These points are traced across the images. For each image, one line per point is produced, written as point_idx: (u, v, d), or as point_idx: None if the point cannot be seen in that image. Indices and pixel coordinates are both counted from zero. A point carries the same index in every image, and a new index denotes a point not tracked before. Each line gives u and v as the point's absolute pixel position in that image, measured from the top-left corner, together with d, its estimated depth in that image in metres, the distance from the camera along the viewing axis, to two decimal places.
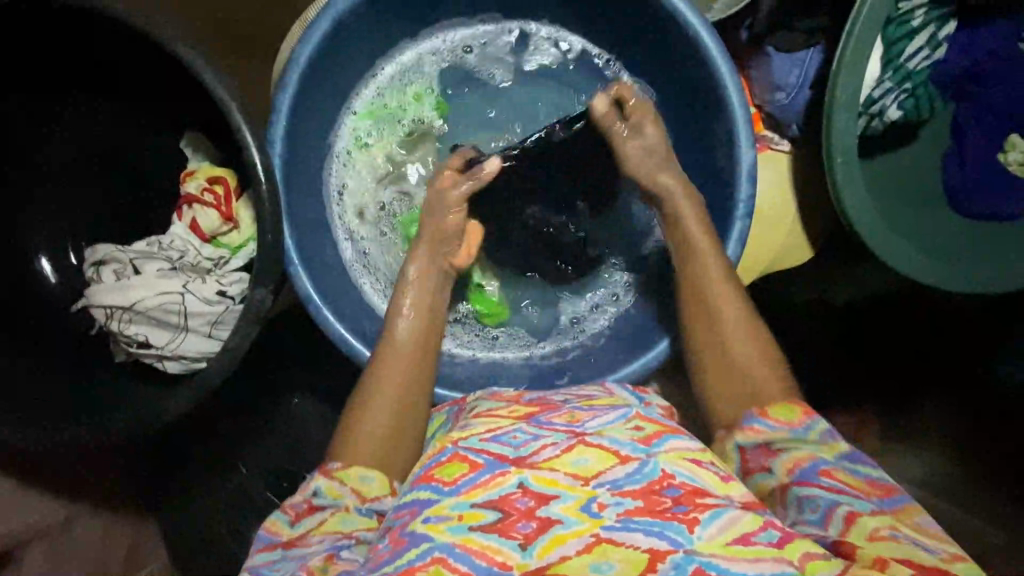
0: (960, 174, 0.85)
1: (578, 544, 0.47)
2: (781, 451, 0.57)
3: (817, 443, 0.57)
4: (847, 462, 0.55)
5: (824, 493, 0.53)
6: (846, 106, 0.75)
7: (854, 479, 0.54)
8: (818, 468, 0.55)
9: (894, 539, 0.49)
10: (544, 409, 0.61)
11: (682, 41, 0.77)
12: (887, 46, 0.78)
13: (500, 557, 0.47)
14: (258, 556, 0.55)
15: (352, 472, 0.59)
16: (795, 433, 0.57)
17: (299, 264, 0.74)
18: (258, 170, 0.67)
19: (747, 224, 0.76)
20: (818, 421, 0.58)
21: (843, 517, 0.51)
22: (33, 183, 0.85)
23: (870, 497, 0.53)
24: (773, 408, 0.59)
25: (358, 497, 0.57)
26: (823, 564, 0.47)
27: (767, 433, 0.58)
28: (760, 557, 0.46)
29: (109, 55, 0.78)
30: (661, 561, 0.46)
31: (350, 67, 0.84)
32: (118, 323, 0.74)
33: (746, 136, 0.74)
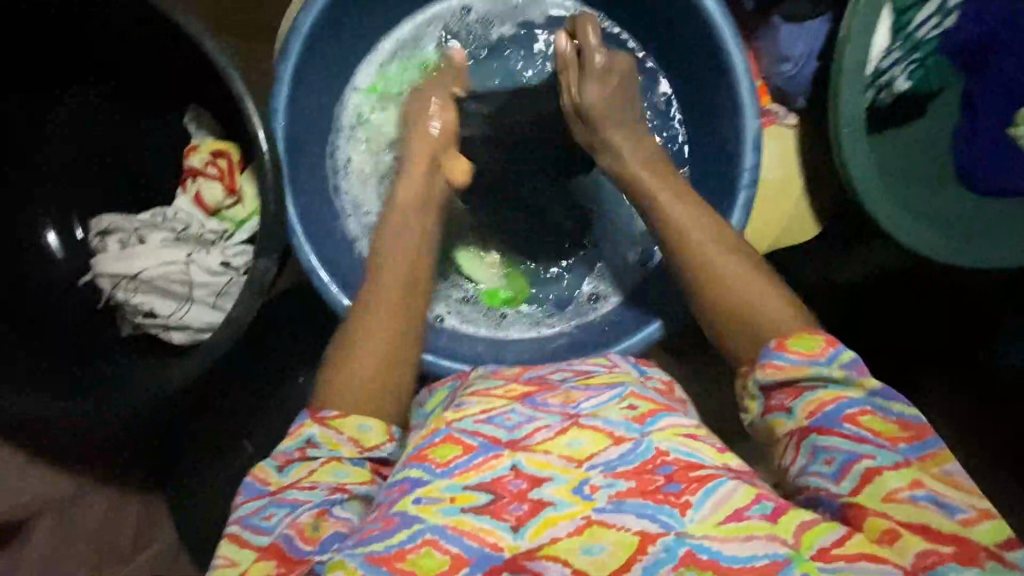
0: (970, 151, 0.83)
1: (569, 526, 0.46)
2: (807, 389, 0.53)
3: (845, 380, 0.52)
4: (878, 400, 0.51)
5: (844, 442, 0.50)
6: (854, 75, 0.74)
7: (880, 418, 0.51)
8: (842, 412, 0.51)
9: (914, 502, 0.46)
10: (540, 390, 0.61)
11: (687, 11, 0.76)
12: (897, 15, 0.77)
13: (490, 538, 0.46)
14: (245, 506, 0.53)
15: (347, 422, 0.56)
16: (818, 368, 0.53)
17: (301, 235, 0.74)
18: (259, 139, 0.66)
19: (752, 193, 0.74)
20: (845, 348, 0.53)
21: (863, 473, 0.48)
22: (38, 169, 0.86)
23: (895, 443, 0.49)
24: (794, 340, 0.55)
25: (357, 447, 0.55)
26: (821, 530, 0.45)
27: (792, 370, 0.53)
28: (751, 533, 0.44)
29: (109, 56, 0.81)
30: (651, 544, 0.45)
31: (351, 39, 0.84)
32: (123, 293, 0.75)
33: (751, 106, 0.74)
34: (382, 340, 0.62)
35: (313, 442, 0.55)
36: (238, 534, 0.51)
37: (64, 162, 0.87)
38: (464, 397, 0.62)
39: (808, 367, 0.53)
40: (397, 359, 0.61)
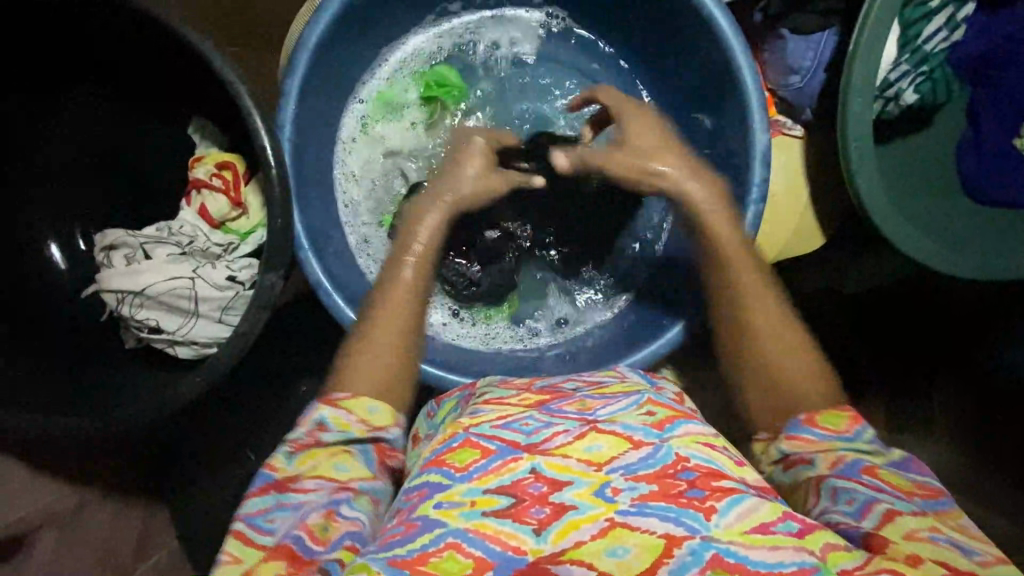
0: (977, 160, 0.83)
1: (592, 528, 0.46)
2: (830, 451, 0.55)
3: (868, 451, 0.55)
4: (898, 468, 0.53)
5: (864, 489, 0.51)
6: (862, 89, 0.74)
7: (899, 480, 0.52)
8: (862, 467, 0.53)
9: (933, 541, 0.45)
10: (555, 397, 0.61)
11: (695, 25, 0.76)
12: (904, 27, 0.76)
13: (513, 542, 0.46)
14: (251, 502, 0.52)
15: (358, 403, 0.58)
16: (845, 441, 0.55)
17: (307, 248, 0.73)
18: (266, 154, 0.66)
19: (761, 209, 0.74)
20: (867, 427, 0.56)
21: (883, 513, 0.48)
22: (41, 179, 0.85)
23: (914, 499, 0.50)
24: (823, 416, 0.57)
25: (365, 427, 0.57)
26: (845, 555, 0.44)
27: (820, 444, 0.56)
28: (779, 545, 0.44)
29: (108, 55, 0.80)
30: (677, 548, 0.44)
31: (360, 49, 0.83)
32: (129, 308, 0.74)
33: (760, 120, 0.73)
34: (386, 339, 0.63)
35: (322, 425, 0.56)
36: (242, 531, 0.50)
37: (66, 169, 0.86)
38: (477, 403, 0.62)
39: (835, 439, 0.55)
40: (404, 367, 0.63)
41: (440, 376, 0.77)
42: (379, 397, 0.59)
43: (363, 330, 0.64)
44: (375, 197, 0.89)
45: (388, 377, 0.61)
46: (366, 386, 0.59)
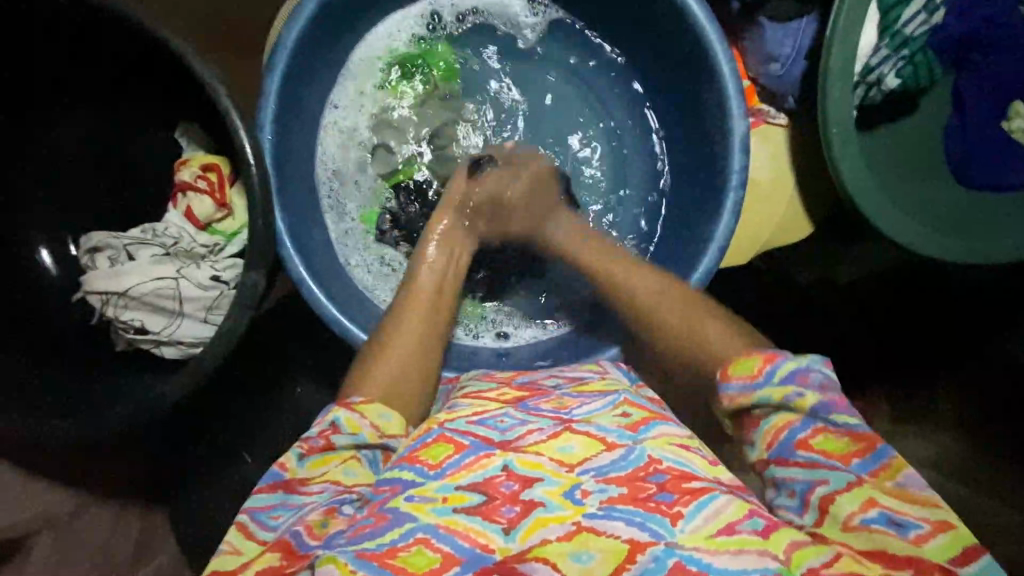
0: (962, 144, 0.83)
1: (559, 530, 0.45)
2: (762, 418, 0.55)
3: (786, 401, 0.53)
4: (826, 417, 0.52)
5: (800, 472, 0.51)
6: (841, 76, 0.73)
7: (833, 438, 0.51)
8: (795, 438, 0.52)
9: (868, 527, 0.46)
10: (534, 395, 0.61)
11: (673, 16, 0.76)
12: (883, 11, 0.76)
13: (482, 540, 0.45)
14: (258, 496, 0.53)
15: (369, 408, 0.58)
16: (760, 395, 0.54)
17: (291, 247, 0.73)
18: (246, 154, 0.67)
19: (740, 196, 0.74)
20: (780, 363, 0.55)
21: (819, 501, 0.49)
22: (32, 184, 0.86)
23: (847, 463, 0.50)
24: (735, 367, 0.57)
25: (377, 432, 0.57)
26: (810, 552, 0.45)
27: (740, 400, 0.55)
28: (743, 548, 0.44)
29: (106, 58, 0.80)
30: (641, 553, 0.44)
31: (339, 46, 0.83)
32: (113, 309, 0.75)
33: (738, 109, 0.73)
34: (409, 338, 0.67)
35: (336, 426, 0.56)
36: (246, 523, 0.51)
37: (58, 175, 0.87)
38: (457, 398, 0.62)
39: (752, 395, 0.54)
40: (427, 354, 0.67)
41: None
42: (390, 404, 0.60)
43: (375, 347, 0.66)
44: (353, 187, 0.89)
45: (410, 375, 0.64)
46: (375, 391, 0.61)
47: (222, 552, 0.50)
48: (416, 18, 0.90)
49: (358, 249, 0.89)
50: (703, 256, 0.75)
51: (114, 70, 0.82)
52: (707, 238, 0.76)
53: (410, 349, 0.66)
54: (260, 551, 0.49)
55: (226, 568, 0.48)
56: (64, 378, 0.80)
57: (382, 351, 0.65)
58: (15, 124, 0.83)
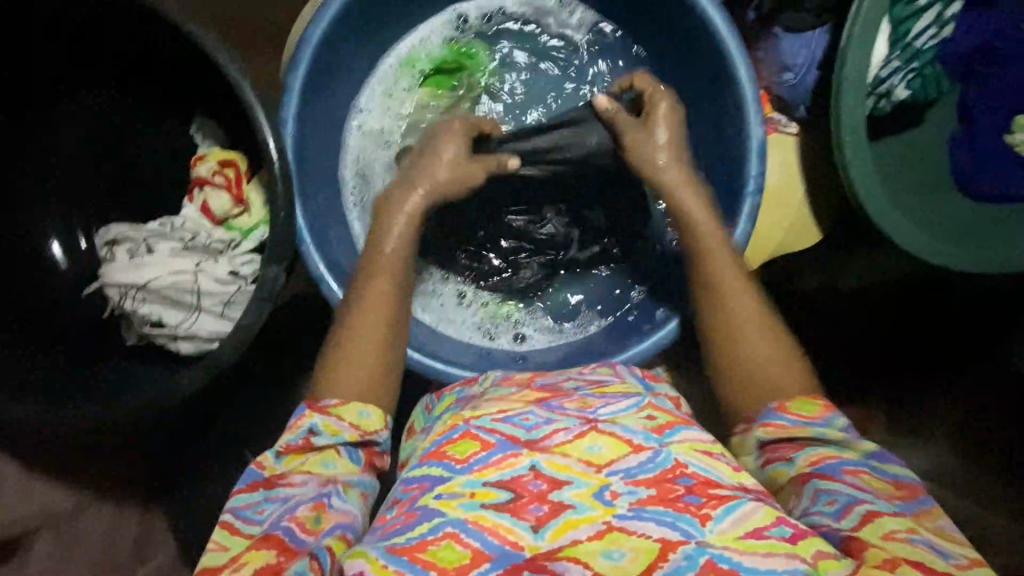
0: (970, 157, 0.85)
1: (589, 529, 0.46)
2: (808, 446, 0.57)
3: (840, 441, 0.57)
4: (874, 461, 0.55)
5: (845, 488, 0.52)
6: (855, 85, 0.75)
7: (878, 479, 0.54)
8: (843, 465, 0.54)
9: (913, 543, 0.47)
10: (555, 395, 0.61)
11: (694, 23, 0.77)
12: (893, 25, 0.78)
13: (511, 536, 0.46)
14: (238, 496, 0.54)
15: (347, 408, 0.58)
16: (816, 429, 0.58)
17: (310, 242, 0.74)
18: (270, 148, 0.67)
19: (757, 201, 0.75)
20: (841, 417, 0.59)
21: (864, 513, 0.50)
22: (30, 184, 0.85)
23: (893, 499, 0.52)
24: (795, 403, 0.60)
25: (357, 431, 0.58)
26: (835, 563, 0.45)
27: (793, 429, 0.58)
28: (774, 552, 0.45)
29: (128, 52, 0.80)
30: (672, 551, 0.45)
31: (364, 42, 0.84)
32: (130, 303, 0.75)
33: (756, 115, 0.75)
34: (369, 330, 0.63)
35: (313, 432, 0.57)
36: (230, 521, 0.52)
37: (60, 172, 0.86)
38: (477, 400, 0.62)
39: (808, 426, 0.57)
40: (391, 317, 0.65)
41: (443, 369, 0.78)
42: (370, 402, 0.60)
43: (337, 342, 0.63)
44: (361, 182, 0.88)
45: (371, 367, 0.61)
46: (352, 394, 0.60)
47: (210, 549, 0.50)
48: (442, 21, 0.91)
49: None
50: None
51: (114, 71, 0.84)
52: None
53: (372, 321, 0.64)
54: (246, 546, 0.50)
55: (213, 564, 0.49)
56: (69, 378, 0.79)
57: (343, 356, 0.62)
58: (14, 124, 0.82)
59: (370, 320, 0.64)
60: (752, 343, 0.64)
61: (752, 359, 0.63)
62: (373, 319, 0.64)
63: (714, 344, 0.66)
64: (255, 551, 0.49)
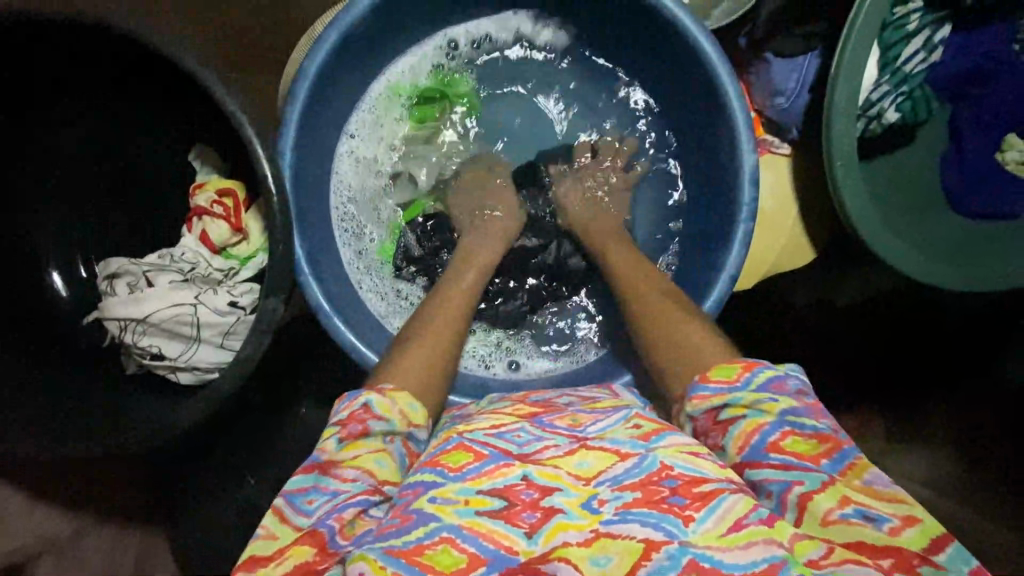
0: (959, 176, 0.86)
1: (579, 535, 0.47)
2: (731, 423, 0.56)
3: (756, 404, 0.55)
4: (794, 419, 0.54)
5: (774, 473, 0.52)
6: (845, 111, 0.76)
7: (801, 439, 0.52)
8: (765, 441, 0.53)
9: (846, 520, 0.48)
10: (546, 411, 0.62)
11: (684, 50, 0.78)
12: (884, 50, 0.80)
13: (505, 541, 0.47)
14: (292, 480, 0.53)
15: (400, 395, 0.59)
16: (734, 395, 0.56)
17: (310, 275, 0.74)
18: (267, 181, 0.67)
19: (751, 227, 0.76)
20: (759, 372, 0.56)
21: (797, 500, 0.50)
22: (30, 183, 0.85)
23: (815, 462, 0.51)
24: (714, 372, 0.59)
25: (404, 420, 0.58)
26: (809, 544, 0.47)
27: (714, 399, 0.57)
28: (752, 541, 0.46)
29: (128, 85, 0.81)
30: (656, 551, 0.46)
31: (357, 72, 0.84)
32: (131, 336, 0.75)
33: (747, 140, 0.75)
34: (431, 349, 0.67)
35: (368, 408, 0.57)
36: (281, 507, 0.51)
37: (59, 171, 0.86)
38: (473, 415, 0.63)
39: (725, 394, 0.56)
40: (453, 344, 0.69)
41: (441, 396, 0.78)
42: (418, 396, 0.61)
43: (401, 350, 0.67)
44: (355, 209, 0.90)
45: (429, 378, 0.64)
46: (409, 384, 0.62)
47: (259, 536, 0.50)
48: (432, 48, 0.91)
49: (370, 271, 0.90)
50: (714, 283, 0.77)
51: (114, 70, 0.78)
52: (719, 265, 0.78)
53: (436, 341, 0.68)
54: (293, 538, 0.49)
55: (265, 553, 0.49)
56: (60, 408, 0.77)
57: (407, 356, 0.65)
58: (14, 124, 0.80)
59: (432, 339, 0.68)
60: (689, 330, 0.66)
61: (685, 344, 0.65)
62: (436, 338, 0.68)
63: (654, 335, 0.69)
64: (298, 548, 0.48)
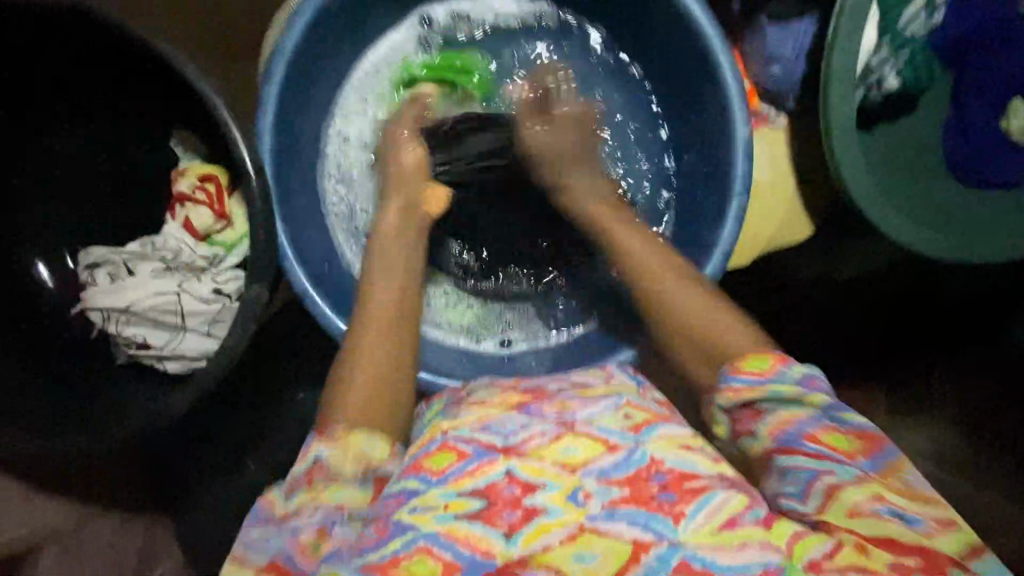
0: (963, 147, 0.83)
1: (560, 533, 0.47)
2: (767, 411, 0.54)
3: (796, 396, 0.54)
4: (833, 414, 0.53)
5: (808, 462, 0.50)
6: (844, 78, 0.73)
7: (839, 435, 0.52)
8: (802, 431, 0.52)
9: (877, 515, 0.46)
10: (535, 399, 0.58)
11: (674, 20, 0.76)
12: (882, 13, 0.77)
13: (483, 545, 0.46)
14: (247, 529, 0.50)
15: (354, 438, 0.54)
16: (771, 390, 0.54)
17: (293, 257, 0.73)
18: (247, 165, 0.66)
19: (745, 201, 0.74)
20: (793, 365, 0.56)
21: (826, 490, 0.49)
22: (30, 184, 0.84)
23: (854, 458, 0.50)
24: (748, 362, 0.57)
25: (364, 466, 0.53)
26: (814, 541, 0.46)
27: (747, 393, 0.55)
28: (748, 540, 0.45)
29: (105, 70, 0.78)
30: (644, 553, 0.45)
31: (336, 50, 0.82)
32: (115, 326, 0.75)
33: (741, 111, 0.73)
34: (381, 356, 0.63)
35: (320, 464, 0.52)
36: (238, 556, 0.49)
37: (47, 169, 0.84)
38: (460, 406, 0.61)
39: (762, 390, 0.54)
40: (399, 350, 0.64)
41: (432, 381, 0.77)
42: (376, 429, 0.56)
43: (340, 371, 0.61)
44: (341, 188, 0.88)
45: (375, 397, 0.59)
46: (356, 419, 0.56)
47: None
48: (408, 26, 0.89)
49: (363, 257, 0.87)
50: (709, 261, 0.75)
51: (113, 70, 0.76)
52: (711, 244, 0.76)
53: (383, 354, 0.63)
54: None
55: None
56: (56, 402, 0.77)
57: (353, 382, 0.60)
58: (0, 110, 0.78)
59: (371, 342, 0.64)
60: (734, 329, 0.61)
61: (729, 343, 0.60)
62: (377, 351, 0.63)
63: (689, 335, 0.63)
64: None
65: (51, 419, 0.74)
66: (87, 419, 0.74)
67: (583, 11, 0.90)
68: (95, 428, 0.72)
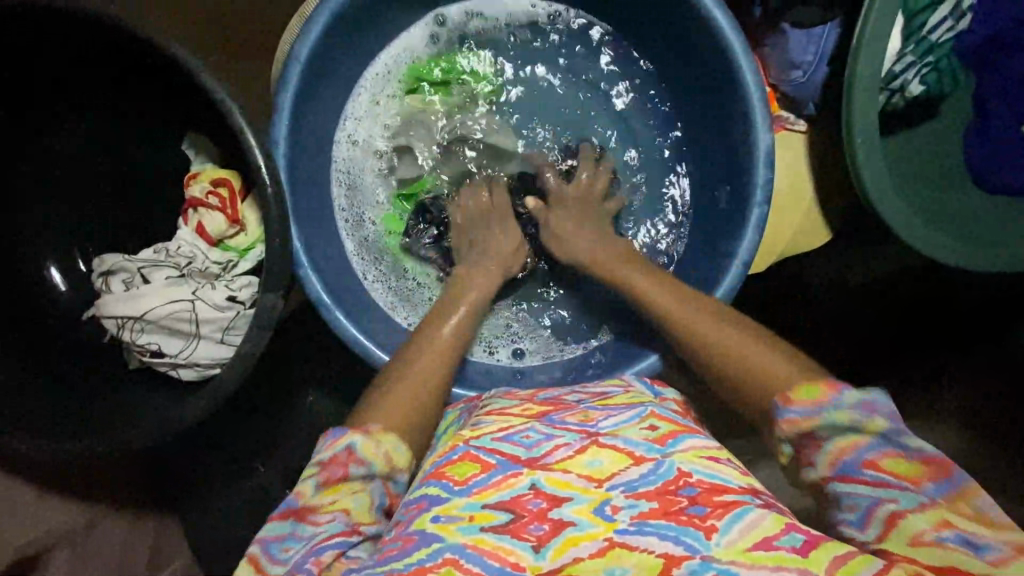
0: (978, 152, 0.81)
1: (591, 547, 0.46)
2: (823, 440, 0.50)
3: (853, 421, 0.49)
4: (896, 440, 0.48)
5: (867, 489, 0.48)
6: (867, 85, 0.72)
7: (902, 461, 0.47)
8: (860, 459, 0.48)
9: (943, 545, 0.43)
10: (557, 409, 0.59)
11: (696, 25, 0.74)
12: (908, 18, 0.76)
13: (511, 558, 0.45)
14: (269, 525, 0.50)
15: (387, 436, 0.55)
16: (825, 418, 0.50)
17: (307, 265, 0.72)
18: (262, 173, 0.65)
19: (765, 210, 0.73)
20: (849, 390, 0.51)
21: (887, 518, 0.46)
22: (30, 184, 0.83)
23: (921, 485, 0.46)
24: (797, 393, 0.53)
25: (389, 463, 0.54)
26: (863, 561, 0.43)
27: (802, 425, 0.51)
28: (782, 565, 0.43)
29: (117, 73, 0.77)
30: (676, 566, 0.44)
31: (350, 53, 0.81)
32: (130, 333, 0.75)
33: (763, 118, 0.72)
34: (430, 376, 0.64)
35: (351, 450, 0.53)
36: (255, 556, 0.49)
37: (58, 171, 0.84)
38: (479, 415, 0.61)
39: (815, 420, 0.50)
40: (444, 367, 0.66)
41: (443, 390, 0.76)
42: (405, 436, 0.57)
43: (385, 384, 0.62)
44: (350, 192, 0.87)
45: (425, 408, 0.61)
46: (394, 420, 0.58)
47: None
48: (421, 27, 0.87)
49: (372, 261, 0.87)
50: (727, 271, 0.74)
51: (113, 71, 0.76)
52: (732, 253, 0.75)
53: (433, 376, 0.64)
54: None
55: None
56: (68, 407, 0.77)
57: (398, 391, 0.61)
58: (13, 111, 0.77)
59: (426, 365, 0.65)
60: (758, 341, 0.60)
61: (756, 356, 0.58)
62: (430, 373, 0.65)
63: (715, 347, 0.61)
64: None
65: (51, 419, 0.74)
66: (87, 419, 0.76)
67: (594, 11, 0.88)
68: (95, 427, 0.74)
